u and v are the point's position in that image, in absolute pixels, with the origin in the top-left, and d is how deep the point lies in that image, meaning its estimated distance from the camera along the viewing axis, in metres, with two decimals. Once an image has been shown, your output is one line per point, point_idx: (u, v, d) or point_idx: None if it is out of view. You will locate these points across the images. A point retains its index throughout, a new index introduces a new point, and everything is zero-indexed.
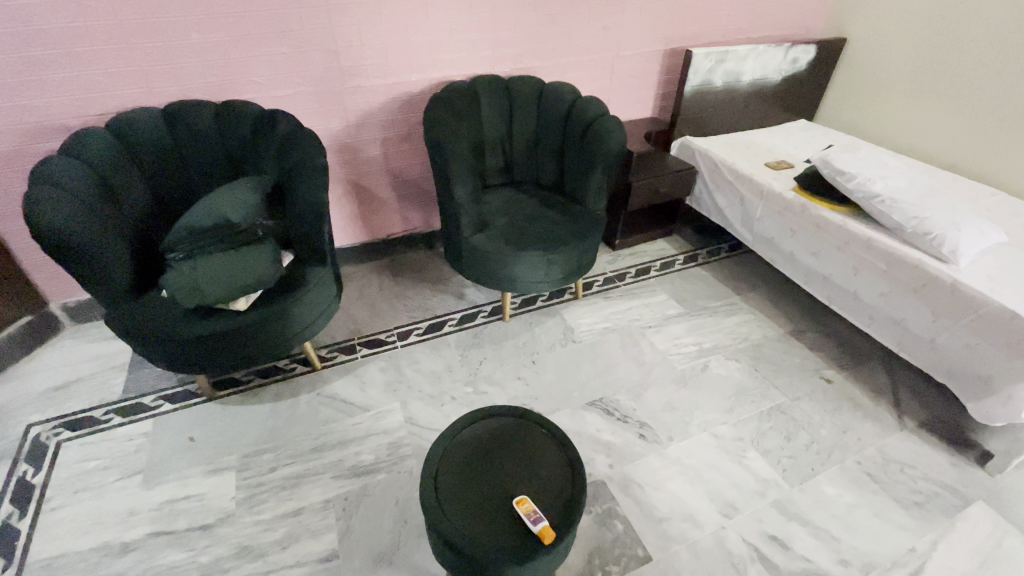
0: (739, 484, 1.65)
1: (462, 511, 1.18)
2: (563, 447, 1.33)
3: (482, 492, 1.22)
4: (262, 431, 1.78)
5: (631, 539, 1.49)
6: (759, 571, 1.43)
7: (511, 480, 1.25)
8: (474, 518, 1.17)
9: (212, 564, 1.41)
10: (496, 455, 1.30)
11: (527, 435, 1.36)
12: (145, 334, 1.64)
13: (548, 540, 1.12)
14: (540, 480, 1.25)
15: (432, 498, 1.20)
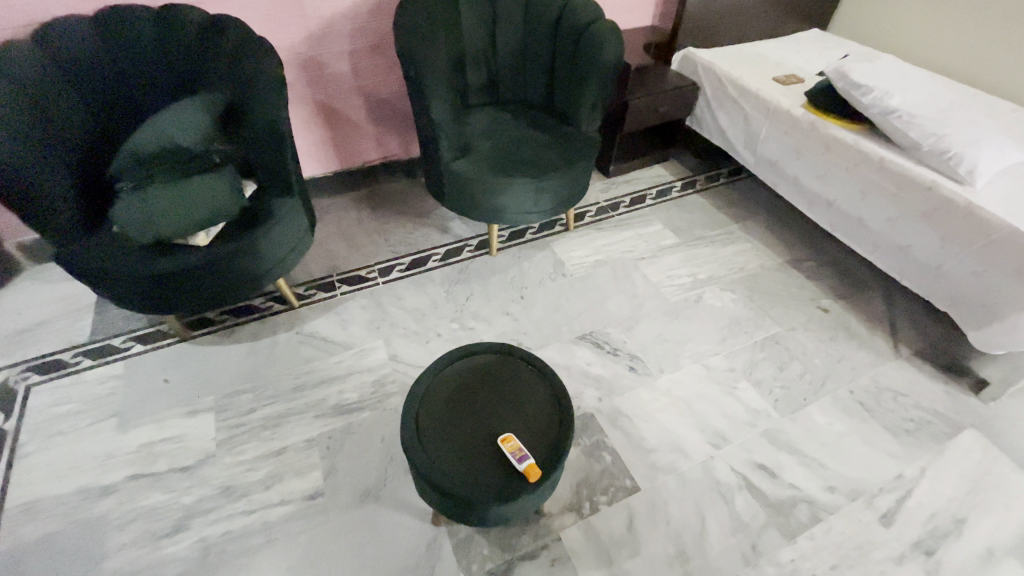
0: (730, 415, 1.62)
1: (444, 451, 1.13)
2: (550, 383, 1.26)
3: (464, 431, 1.16)
4: (240, 372, 1.72)
5: (620, 470, 1.48)
6: (747, 499, 1.43)
7: (496, 418, 1.19)
8: (456, 457, 1.12)
9: (194, 505, 1.38)
10: (479, 392, 1.24)
11: (511, 371, 1.29)
12: (101, 273, 1.52)
13: (534, 478, 1.08)
14: (525, 418, 1.19)
15: (411, 438, 1.15)
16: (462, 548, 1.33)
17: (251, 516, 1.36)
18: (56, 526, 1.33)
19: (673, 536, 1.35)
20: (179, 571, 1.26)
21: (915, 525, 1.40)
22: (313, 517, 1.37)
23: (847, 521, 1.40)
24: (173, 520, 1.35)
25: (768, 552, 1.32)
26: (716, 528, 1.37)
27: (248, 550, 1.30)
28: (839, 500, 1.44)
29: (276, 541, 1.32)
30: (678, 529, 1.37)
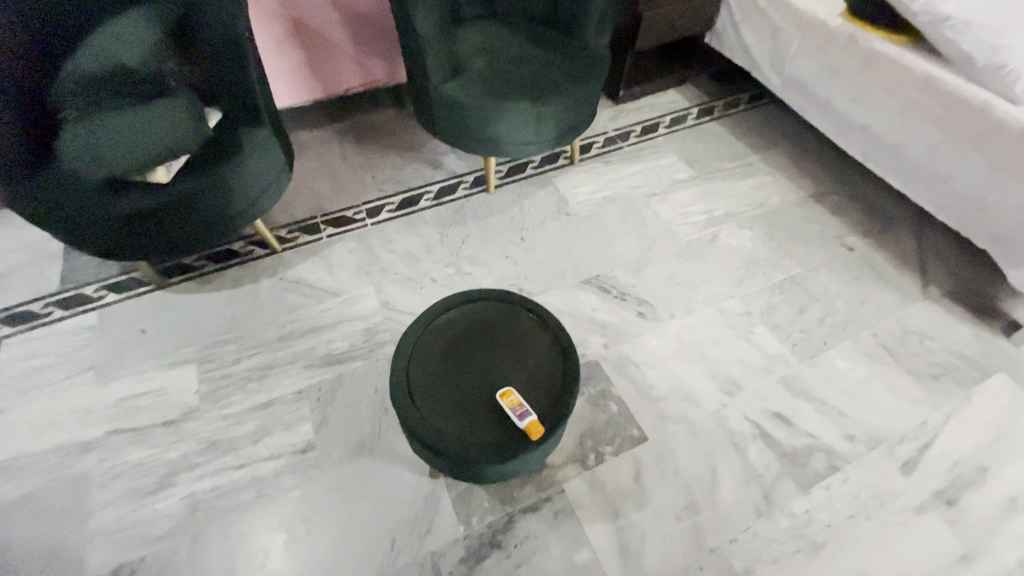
0: (745, 361, 1.52)
1: (437, 407, 1.03)
2: (553, 332, 1.15)
3: (459, 384, 1.06)
4: (222, 321, 1.61)
5: (628, 420, 1.39)
6: (761, 449, 1.35)
7: (493, 370, 1.09)
8: (450, 413, 1.02)
9: (179, 461, 1.31)
10: (475, 342, 1.13)
11: (511, 318, 1.18)
12: (59, 216, 1.38)
13: (536, 437, 0.98)
14: (526, 370, 1.09)
15: (401, 392, 1.05)
16: (461, 502, 1.26)
17: (239, 472, 1.29)
18: (36, 484, 1.27)
19: (683, 487, 1.28)
20: (167, 527, 1.20)
21: (937, 474, 1.33)
22: (305, 471, 1.30)
23: (865, 470, 1.33)
24: (158, 477, 1.28)
25: (782, 503, 1.26)
26: (728, 479, 1.29)
27: (237, 506, 1.24)
28: (858, 449, 1.36)
29: (266, 496, 1.26)
30: (688, 480, 1.29)
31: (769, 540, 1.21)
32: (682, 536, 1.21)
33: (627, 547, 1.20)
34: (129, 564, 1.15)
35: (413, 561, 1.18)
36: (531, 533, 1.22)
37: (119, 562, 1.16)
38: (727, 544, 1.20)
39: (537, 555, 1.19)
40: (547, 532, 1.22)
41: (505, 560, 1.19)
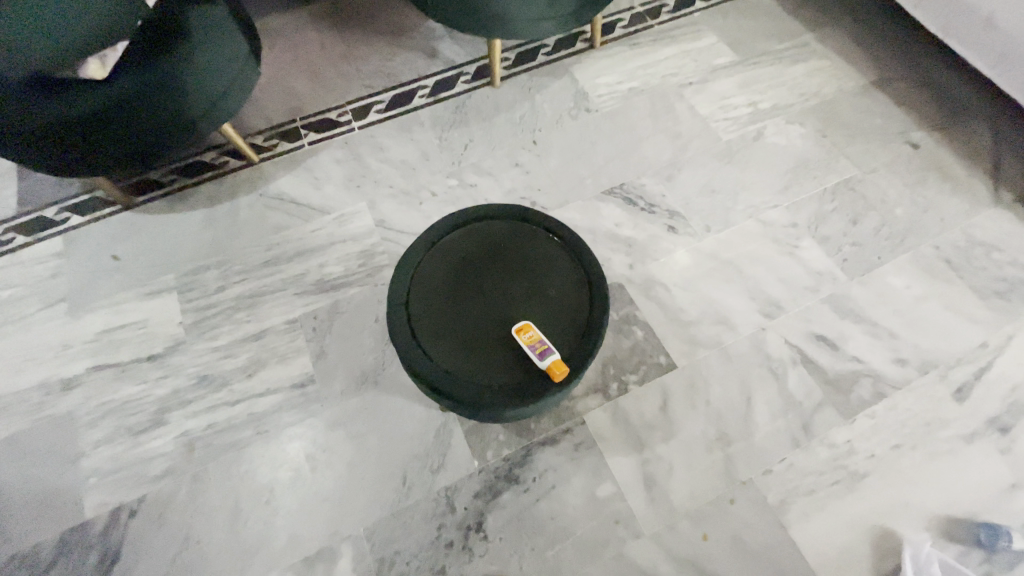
0: (788, 280, 1.35)
1: (443, 345, 0.89)
2: (579, 257, 0.97)
3: (469, 318, 0.91)
4: (200, 246, 1.44)
5: (656, 346, 1.25)
6: (801, 375, 1.23)
7: (509, 300, 0.93)
8: (459, 352, 0.88)
9: (170, 398, 1.22)
10: (486, 267, 0.96)
11: (529, 239, 1.00)
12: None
13: (560, 379, 0.85)
14: (547, 301, 0.93)
15: (401, 328, 0.90)
16: (475, 436, 1.16)
17: (235, 408, 1.20)
18: (21, 425, 1.20)
19: (714, 417, 1.17)
20: (164, 467, 1.14)
21: (992, 399, 1.21)
22: (305, 406, 1.20)
23: (914, 397, 1.21)
24: (149, 415, 1.20)
25: (822, 433, 1.16)
26: (763, 408, 1.19)
27: (235, 444, 1.16)
28: (907, 375, 1.24)
29: (266, 433, 1.17)
30: (720, 409, 1.18)
31: (805, 472, 1.12)
32: (712, 468, 1.12)
33: (653, 480, 1.11)
34: (128, 505, 1.10)
35: (426, 497, 1.10)
36: (550, 467, 1.13)
37: (118, 503, 1.11)
38: (761, 476, 1.12)
39: (557, 489, 1.11)
40: (568, 466, 1.13)
41: (522, 494, 1.11)
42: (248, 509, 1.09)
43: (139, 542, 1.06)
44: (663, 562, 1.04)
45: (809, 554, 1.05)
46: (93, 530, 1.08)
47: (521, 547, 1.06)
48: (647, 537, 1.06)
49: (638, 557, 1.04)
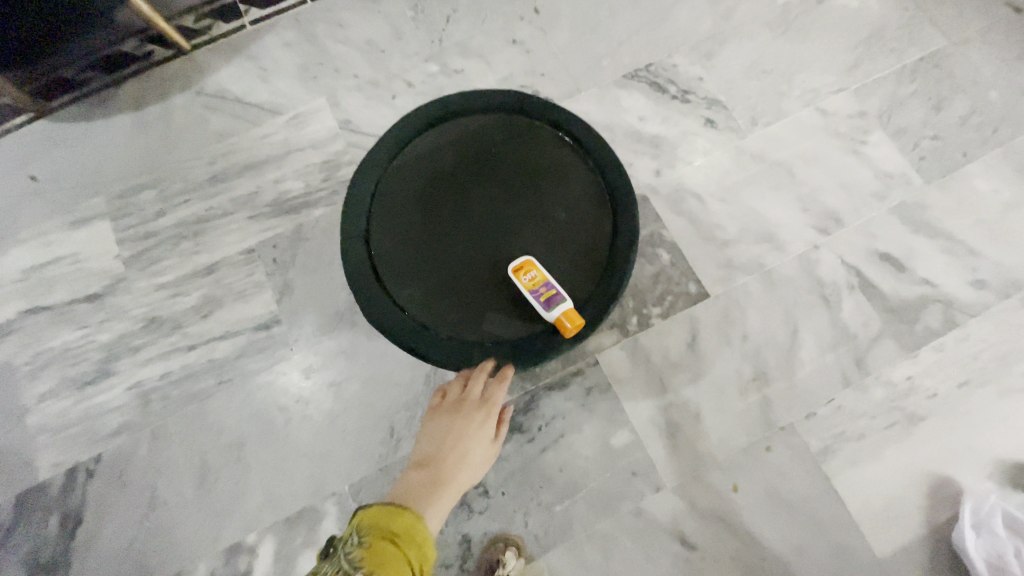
0: (850, 186, 1.10)
1: (423, 286, 0.79)
2: (589, 189, 0.83)
3: (455, 256, 0.80)
4: (131, 161, 1.18)
5: (685, 272, 1.04)
6: (857, 303, 1.03)
7: (506, 235, 0.80)
8: (442, 296, 0.78)
9: (117, 344, 1.05)
10: (481, 193, 0.82)
11: (540, 160, 0.84)
12: None
13: (572, 332, 0.74)
14: (547, 242, 0.80)
15: (375, 260, 0.80)
16: None
17: (192, 355, 1.03)
18: None
19: (752, 354, 0.99)
20: (119, 423, 1.00)
21: None
22: (271, 351, 1.02)
23: (991, 326, 1.02)
24: (96, 364, 1.04)
25: (877, 370, 0.99)
26: (811, 342, 1.00)
27: (196, 396, 1.01)
28: (985, 299, 1.03)
29: (229, 383, 1.01)
30: (759, 345, 1.00)
31: (854, 415, 0.97)
32: (747, 413, 0.97)
33: (677, 427, 0.96)
34: (85, 465, 0.98)
35: None
36: (559, 414, 0.97)
37: (74, 463, 0.98)
38: (803, 421, 0.96)
39: (566, 439, 0.96)
40: (579, 413, 0.97)
41: (527, 445, 0.96)
42: (218, 467, 0.97)
43: (102, 503, 0.96)
44: (687, 516, 0.92)
45: (852, 505, 0.93)
46: (50, 492, 0.97)
47: (525, 502, 0.94)
48: (669, 489, 0.93)
49: (658, 511, 0.92)
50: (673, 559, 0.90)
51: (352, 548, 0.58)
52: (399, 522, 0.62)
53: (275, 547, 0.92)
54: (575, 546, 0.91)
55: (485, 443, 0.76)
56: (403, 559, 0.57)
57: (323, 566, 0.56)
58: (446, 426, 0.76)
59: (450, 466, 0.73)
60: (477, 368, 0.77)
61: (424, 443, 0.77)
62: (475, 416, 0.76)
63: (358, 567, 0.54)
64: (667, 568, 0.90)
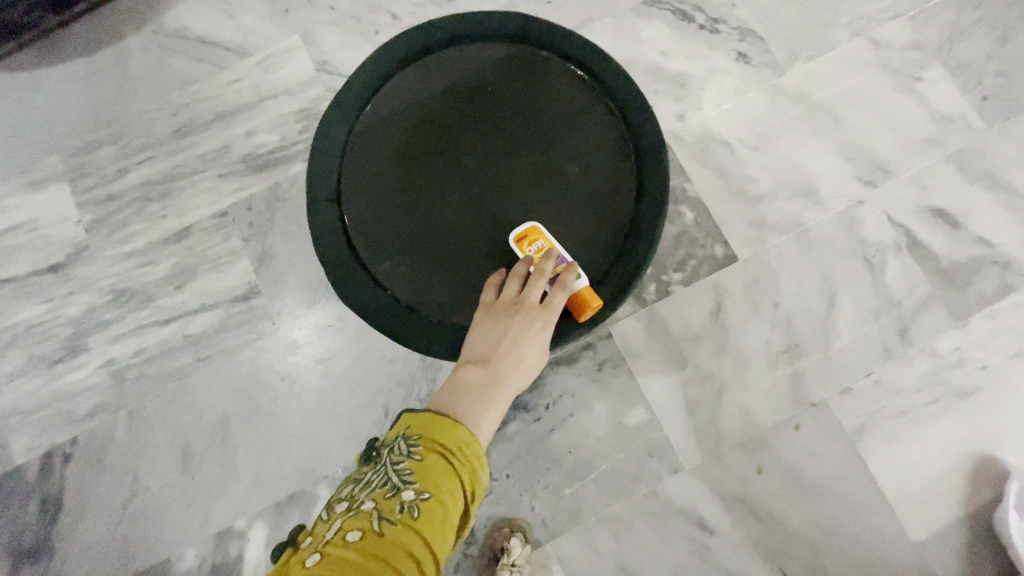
0: (902, 131, 0.96)
1: (409, 261, 0.74)
2: (608, 150, 0.75)
3: (442, 225, 0.74)
4: (87, 113, 1.05)
5: (710, 232, 0.92)
6: (903, 265, 0.91)
7: (499, 201, 0.74)
8: (431, 271, 0.74)
9: (85, 319, 0.96)
10: (466, 151, 0.75)
11: (529, 109, 0.76)
12: None
13: (586, 318, 0.70)
14: (559, 212, 0.74)
15: (353, 236, 0.75)
16: None
17: (166, 330, 0.94)
18: None
19: (783, 324, 0.89)
20: (94, 403, 0.93)
21: None
22: (252, 325, 0.93)
23: None
24: (64, 340, 0.96)
25: (921, 340, 0.89)
26: (849, 310, 0.90)
27: (174, 374, 0.93)
28: None
29: (208, 360, 0.93)
30: (791, 313, 0.89)
31: (894, 390, 0.88)
32: (775, 389, 0.88)
33: (697, 405, 0.87)
34: (62, 448, 0.92)
35: None
36: (567, 392, 0.89)
37: (50, 445, 0.92)
38: (837, 397, 0.87)
39: (575, 418, 0.88)
40: (589, 390, 0.89)
41: (533, 424, 0.88)
42: (201, 449, 0.90)
43: (83, 488, 0.90)
44: (706, 499, 0.85)
45: (886, 486, 0.85)
46: (27, 476, 0.91)
47: (532, 485, 0.87)
48: (688, 471, 0.86)
49: (675, 494, 0.85)
50: (691, 544, 0.84)
51: (400, 460, 0.53)
52: (453, 433, 0.55)
53: (266, 532, 0.87)
54: (585, 531, 0.85)
55: (542, 352, 0.66)
56: (454, 478, 0.52)
57: (372, 474, 0.53)
58: (502, 328, 0.65)
59: (505, 373, 0.63)
60: (541, 275, 0.66)
61: (474, 344, 0.66)
62: (535, 320, 0.65)
63: (407, 486, 0.50)
64: (684, 553, 0.84)
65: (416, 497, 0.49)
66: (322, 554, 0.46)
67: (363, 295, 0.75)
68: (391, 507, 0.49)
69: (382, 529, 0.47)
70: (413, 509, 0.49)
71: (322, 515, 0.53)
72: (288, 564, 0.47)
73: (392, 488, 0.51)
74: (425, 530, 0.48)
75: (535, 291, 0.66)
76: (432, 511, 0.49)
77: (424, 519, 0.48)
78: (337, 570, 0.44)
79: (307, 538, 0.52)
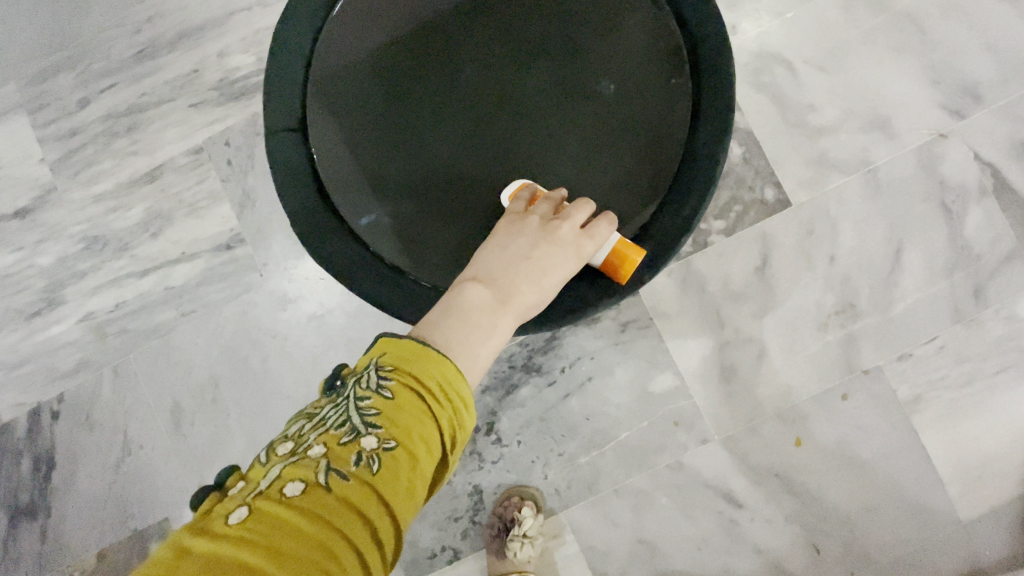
0: (1007, 44, 0.77)
1: (402, 208, 0.62)
2: (650, 67, 0.61)
3: (441, 162, 0.62)
4: (37, 31, 0.91)
5: (760, 172, 0.78)
6: (988, 213, 0.77)
7: (513, 130, 0.62)
8: (428, 220, 0.62)
9: (59, 269, 0.88)
10: (470, 67, 0.62)
11: (548, 8, 0.62)
12: None
13: (628, 269, 0.58)
14: (587, 145, 0.61)
15: (330, 179, 0.63)
16: None
17: (146, 282, 0.86)
18: None
19: (837, 281, 0.77)
20: (76, 359, 0.87)
21: None
22: (237, 276, 0.84)
23: None
24: (39, 292, 0.88)
25: (999, 301, 0.76)
26: (918, 266, 0.77)
27: (157, 329, 0.85)
28: None
29: (192, 315, 0.85)
30: (849, 269, 0.77)
31: (961, 357, 0.76)
32: (823, 354, 0.77)
33: (733, 370, 0.78)
34: (49, 405, 0.87)
35: None
36: (586, 353, 0.80)
37: (36, 402, 0.87)
38: (893, 363, 0.77)
39: (594, 382, 0.80)
40: (611, 353, 0.79)
41: (546, 389, 0.80)
42: (191, 410, 0.84)
43: (73, 446, 0.86)
44: (736, 472, 0.77)
45: (939, 461, 0.76)
46: (16, 433, 0.87)
47: (545, 453, 0.80)
48: (717, 442, 0.78)
49: (701, 466, 0.78)
50: (717, 518, 0.77)
51: (365, 396, 0.42)
52: (440, 365, 0.44)
53: None
54: (602, 502, 0.79)
55: (561, 286, 0.55)
56: (431, 425, 0.41)
57: (328, 410, 0.42)
58: (524, 245, 0.54)
59: (516, 301, 0.52)
60: (585, 202, 0.56)
61: (486, 257, 0.54)
62: (567, 247, 0.54)
63: (369, 432, 0.40)
64: (709, 527, 0.77)
65: (378, 446, 0.39)
66: (250, 509, 0.36)
67: (348, 251, 0.64)
68: (345, 457, 0.38)
69: (328, 483, 0.37)
70: (373, 461, 0.38)
71: (258, 454, 0.42)
72: (210, 513, 0.37)
73: (350, 431, 0.40)
74: (384, 488, 0.38)
75: (577, 216, 0.55)
76: (397, 465, 0.38)
77: (385, 475, 0.38)
78: (266, 533, 0.34)
79: (239, 480, 0.41)
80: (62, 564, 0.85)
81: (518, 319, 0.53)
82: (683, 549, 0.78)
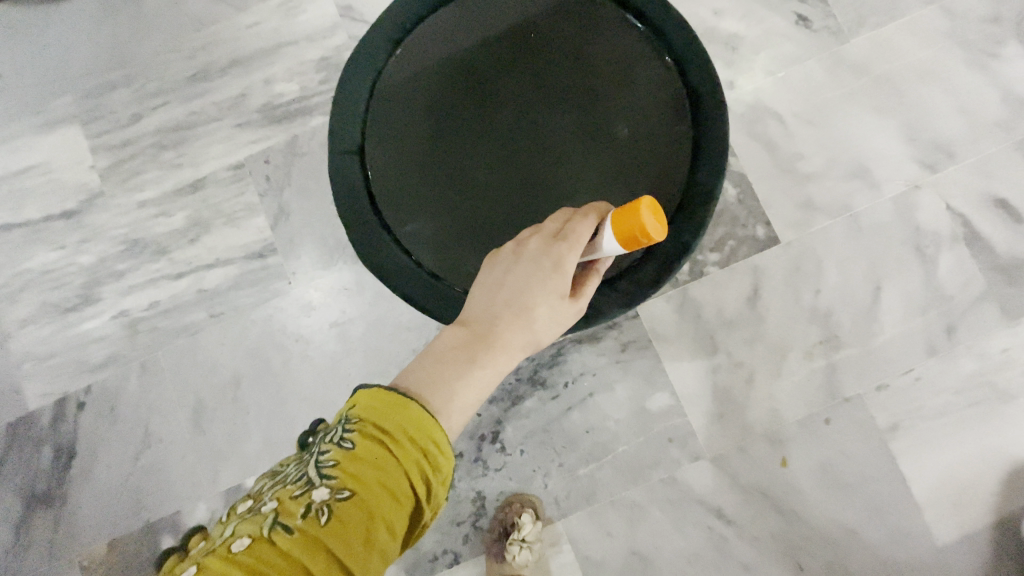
0: (973, 109, 0.87)
1: (440, 222, 0.70)
2: (660, 112, 0.69)
3: (479, 182, 0.70)
4: (99, 52, 0.99)
5: (753, 212, 0.86)
6: (958, 258, 0.84)
7: (538, 160, 0.69)
8: (459, 235, 0.69)
9: (98, 268, 0.94)
10: (500, 103, 0.70)
11: (569, 62, 0.70)
12: None
13: (639, 218, 0.50)
14: (606, 175, 0.69)
15: (382, 194, 0.71)
16: None
17: (180, 284, 0.92)
18: None
19: (822, 314, 0.84)
20: (106, 354, 0.92)
21: None
22: (265, 283, 0.90)
23: None
24: (77, 289, 0.94)
25: (970, 339, 0.83)
26: (895, 303, 0.84)
27: (187, 329, 0.91)
28: None
29: (221, 317, 0.90)
30: (832, 303, 0.84)
31: (935, 389, 0.82)
32: (807, 381, 0.83)
33: (724, 393, 0.84)
34: (75, 396, 0.91)
35: None
36: (589, 369, 0.85)
37: (63, 393, 0.92)
38: (872, 393, 0.83)
39: (596, 397, 0.85)
40: (612, 370, 0.85)
41: (550, 402, 0.85)
42: (212, 407, 0.89)
43: (95, 437, 0.90)
44: (725, 490, 0.82)
45: (916, 487, 0.81)
46: (41, 422, 0.92)
47: (546, 463, 0.84)
48: (709, 460, 0.83)
49: (693, 482, 0.82)
50: (707, 534, 0.82)
51: (327, 449, 0.46)
52: (401, 408, 0.47)
53: None
54: (599, 513, 0.83)
55: (554, 305, 0.56)
56: (391, 470, 0.45)
57: (293, 467, 0.48)
58: (499, 278, 0.57)
59: (497, 335, 0.55)
60: (558, 214, 0.59)
61: (469, 301, 0.59)
62: (544, 266, 0.56)
63: (324, 484, 0.44)
64: (699, 542, 0.82)
65: (331, 497, 0.43)
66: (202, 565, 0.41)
67: (382, 261, 0.70)
68: (295, 510, 0.43)
69: (275, 538, 0.42)
70: (323, 513, 0.43)
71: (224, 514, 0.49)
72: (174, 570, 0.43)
73: (305, 485, 0.45)
74: (331, 539, 0.42)
75: (549, 225, 0.58)
76: (346, 515, 0.43)
77: (331, 526, 0.42)
78: None
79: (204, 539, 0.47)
80: (72, 553, 0.88)
81: (506, 351, 0.55)
82: (674, 562, 0.81)
